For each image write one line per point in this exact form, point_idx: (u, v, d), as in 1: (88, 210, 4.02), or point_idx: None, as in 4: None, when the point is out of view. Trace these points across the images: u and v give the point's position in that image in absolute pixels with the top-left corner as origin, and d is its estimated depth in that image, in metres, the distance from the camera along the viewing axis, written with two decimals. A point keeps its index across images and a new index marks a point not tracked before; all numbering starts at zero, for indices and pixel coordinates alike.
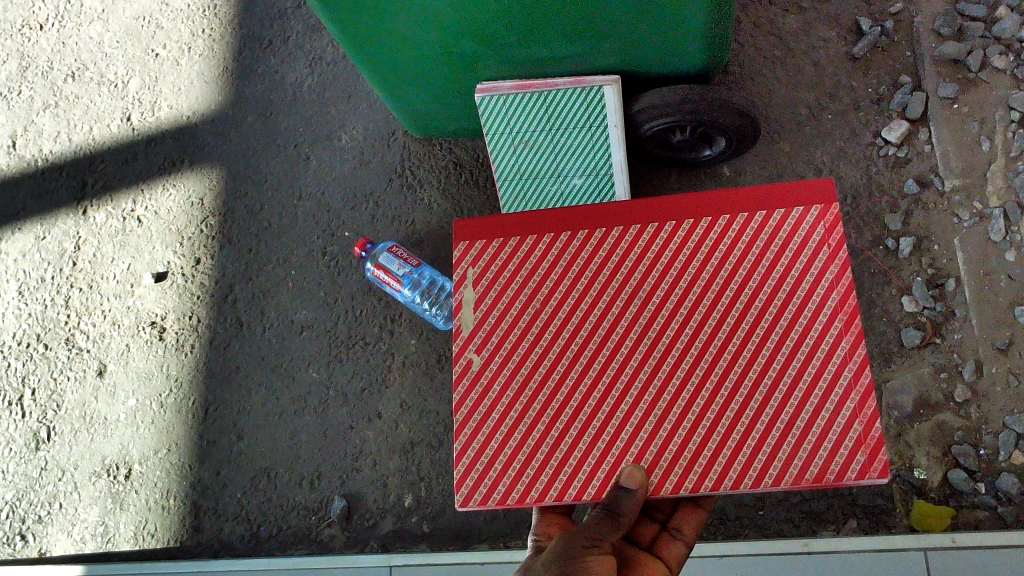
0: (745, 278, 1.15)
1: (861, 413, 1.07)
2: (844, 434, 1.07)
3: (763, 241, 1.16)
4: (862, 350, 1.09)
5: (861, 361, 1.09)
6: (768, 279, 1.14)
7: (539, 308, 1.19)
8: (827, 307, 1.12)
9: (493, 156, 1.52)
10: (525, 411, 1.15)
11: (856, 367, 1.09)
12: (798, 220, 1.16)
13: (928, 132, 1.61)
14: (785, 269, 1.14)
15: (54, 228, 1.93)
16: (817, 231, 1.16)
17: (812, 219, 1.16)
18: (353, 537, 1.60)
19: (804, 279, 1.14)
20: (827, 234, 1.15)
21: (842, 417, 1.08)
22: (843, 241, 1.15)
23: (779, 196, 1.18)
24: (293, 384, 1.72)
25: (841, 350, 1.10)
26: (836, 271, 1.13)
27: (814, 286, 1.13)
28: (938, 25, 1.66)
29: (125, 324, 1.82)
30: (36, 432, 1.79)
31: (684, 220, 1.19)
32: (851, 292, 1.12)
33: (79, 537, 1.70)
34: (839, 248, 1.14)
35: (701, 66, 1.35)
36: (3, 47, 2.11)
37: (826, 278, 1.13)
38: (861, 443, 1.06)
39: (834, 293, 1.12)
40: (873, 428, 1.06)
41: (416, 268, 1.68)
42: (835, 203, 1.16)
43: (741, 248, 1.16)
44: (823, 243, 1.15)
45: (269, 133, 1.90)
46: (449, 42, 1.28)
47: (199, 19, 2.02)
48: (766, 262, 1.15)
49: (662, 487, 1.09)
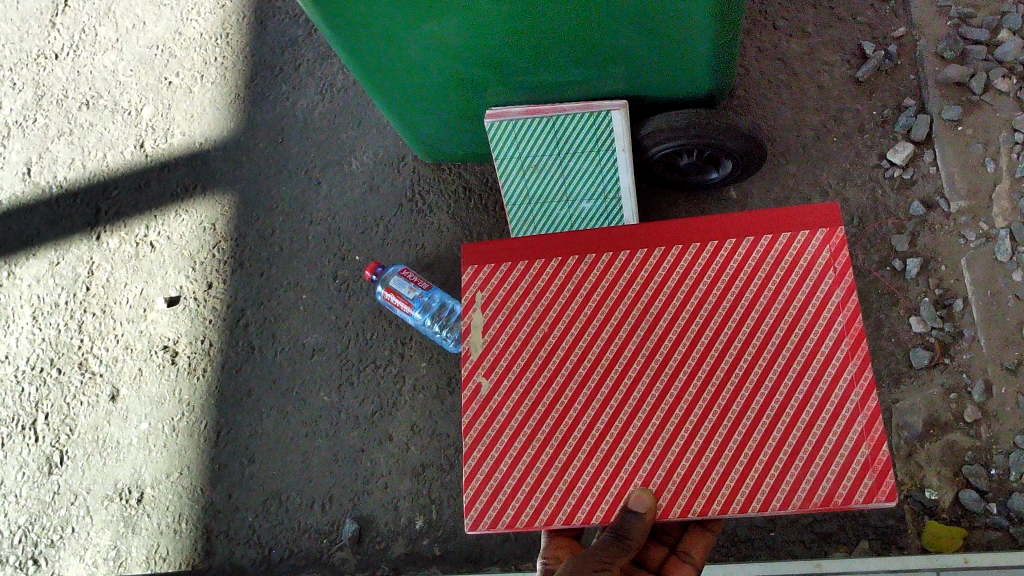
0: (751, 301, 1.16)
1: (868, 436, 1.08)
2: (852, 457, 1.07)
3: (768, 264, 1.17)
4: (868, 373, 1.10)
5: (868, 383, 1.09)
6: (774, 302, 1.15)
7: (547, 332, 1.20)
8: (833, 330, 1.13)
9: (504, 180, 1.55)
10: (534, 435, 1.16)
11: (863, 390, 1.09)
12: (803, 243, 1.18)
13: (933, 153, 1.63)
14: (791, 293, 1.16)
15: (67, 254, 1.95)
16: (823, 254, 1.17)
17: (818, 242, 1.17)
18: (365, 560, 1.61)
19: (809, 302, 1.15)
20: (833, 257, 1.16)
21: (850, 440, 1.08)
22: (848, 263, 1.16)
23: (785, 220, 1.19)
24: (305, 408, 1.73)
25: (848, 373, 1.11)
26: (842, 294, 1.14)
27: (820, 310, 1.14)
28: (941, 49, 1.68)
29: (138, 348, 1.84)
30: (49, 456, 1.80)
31: (690, 244, 1.20)
32: (857, 315, 1.13)
33: (91, 561, 1.70)
34: (844, 271, 1.15)
35: (708, 91, 1.37)
36: (19, 76, 2.15)
37: (833, 301, 1.14)
38: (869, 467, 1.06)
39: (840, 316, 1.13)
40: (881, 451, 1.07)
41: (426, 291, 1.69)
42: (840, 226, 1.17)
43: (747, 272, 1.17)
44: (828, 266, 1.16)
45: (280, 159, 1.93)
46: (459, 69, 1.31)
47: (212, 47, 2.05)
48: (772, 285, 1.16)
49: (670, 510, 1.09)
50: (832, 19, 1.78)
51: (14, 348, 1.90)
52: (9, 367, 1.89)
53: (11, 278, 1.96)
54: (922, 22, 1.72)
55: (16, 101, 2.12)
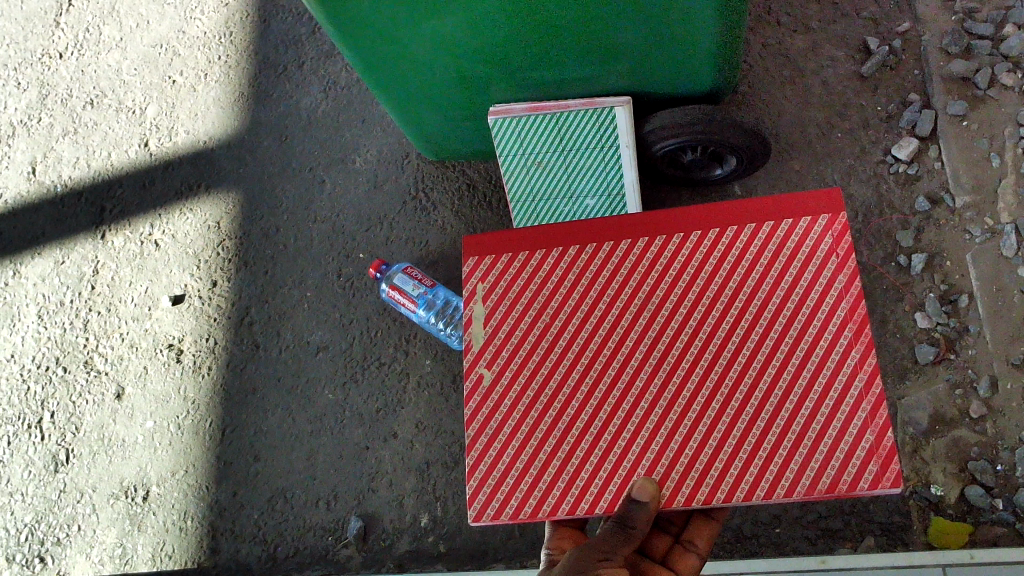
0: (753, 289, 1.16)
1: (872, 423, 1.07)
2: (856, 444, 1.07)
3: (770, 251, 1.17)
4: (872, 359, 1.10)
5: (872, 370, 1.09)
6: (776, 290, 1.15)
7: (549, 323, 1.20)
8: (835, 317, 1.13)
9: (506, 176, 1.55)
10: (537, 425, 1.16)
11: (866, 378, 1.09)
12: (805, 230, 1.17)
13: (937, 149, 1.63)
14: (793, 280, 1.15)
15: (72, 252, 1.96)
16: (825, 241, 1.16)
17: (820, 228, 1.17)
18: (370, 557, 1.61)
19: (812, 289, 1.14)
20: (834, 244, 1.16)
21: (854, 427, 1.08)
22: (851, 250, 1.16)
23: (787, 208, 1.19)
24: (310, 405, 1.73)
25: (852, 360, 1.10)
26: (844, 280, 1.14)
27: (823, 297, 1.14)
28: (946, 44, 1.67)
29: (143, 346, 1.84)
30: (54, 455, 1.81)
31: (691, 233, 1.20)
32: (860, 301, 1.12)
33: (98, 559, 1.71)
34: (847, 257, 1.15)
35: (710, 86, 1.37)
36: (23, 75, 2.15)
37: (835, 289, 1.14)
38: (874, 453, 1.06)
39: (843, 303, 1.13)
40: (886, 437, 1.06)
41: (431, 289, 1.69)
42: (842, 212, 1.17)
43: (749, 260, 1.17)
44: (830, 253, 1.16)
45: (285, 157, 1.93)
46: (464, 66, 1.31)
47: (216, 45, 2.05)
48: (775, 272, 1.16)
49: (674, 499, 1.09)
50: (836, 15, 1.77)
51: (19, 347, 1.91)
52: (14, 366, 1.90)
53: (16, 277, 1.97)
54: (926, 17, 1.71)
55: (21, 101, 2.13)
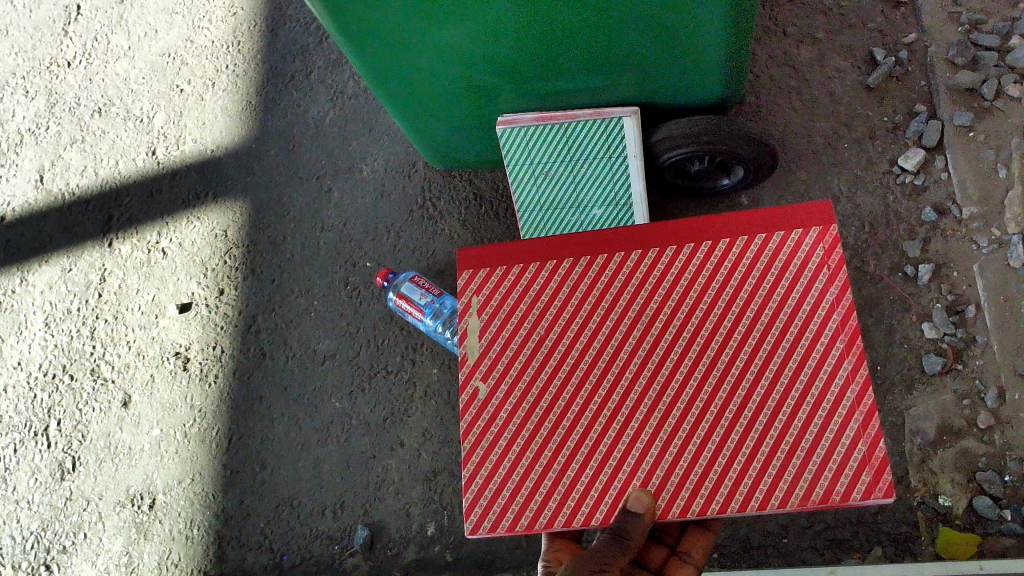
0: (745, 301, 1.16)
1: (865, 433, 1.08)
2: (849, 454, 1.08)
3: (762, 264, 1.17)
4: (863, 370, 1.10)
5: (863, 381, 1.10)
6: (768, 302, 1.15)
7: (544, 335, 1.20)
8: (827, 328, 1.13)
9: (514, 185, 1.55)
10: (533, 438, 1.16)
11: (858, 388, 1.10)
12: (797, 242, 1.18)
13: (944, 159, 1.63)
14: (785, 292, 1.16)
15: (80, 260, 1.96)
16: (817, 253, 1.17)
17: (811, 240, 1.17)
18: (376, 566, 1.61)
19: (804, 301, 1.15)
20: (826, 256, 1.16)
21: (847, 437, 1.08)
22: (842, 262, 1.16)
23: (778, 219, 1.19)
24: (317, 414, 1.73)
25: (844, 371, 1.11)
26: (836, 292, 1.14)
27: (814, 309, 1.14)
28: (952, 55, 1.68)
29: (150, 354, 1.84)
30: (61, 462, 1.81)
31: (683, 245, 1.20)
32: (851, 313, 1.13)
33: (103, 567, 1.70)
34: (838, 269, 1.15)
35: (719, 98, 1.37)
36: (32, 84, 2.16)
37: (826, 300, 1.14)
38: (866, 463, 1.07)
39: (834, 315, 1.13)
40: (878, 448, 1.07)
41: (438, 298, 1.67)
42: (833, 224, 1.17)
43: (741, 273, 1.17)
44: (822, 265, 1.16)
45: (293, 165, 1.94)
46: (471, 75, 1.31)
47: (224, 54, 2.06)
48: (766, 284, 1.16)
49: (669, 510, 1.09)
50: (842, 26, 1.78)
51: (27, 354, 1.91)
52: (22, 373, 1.90)
53: (23, 285, 1.97)
54: (932, 28, 1.72)
55: (29, 109, 2.13)
